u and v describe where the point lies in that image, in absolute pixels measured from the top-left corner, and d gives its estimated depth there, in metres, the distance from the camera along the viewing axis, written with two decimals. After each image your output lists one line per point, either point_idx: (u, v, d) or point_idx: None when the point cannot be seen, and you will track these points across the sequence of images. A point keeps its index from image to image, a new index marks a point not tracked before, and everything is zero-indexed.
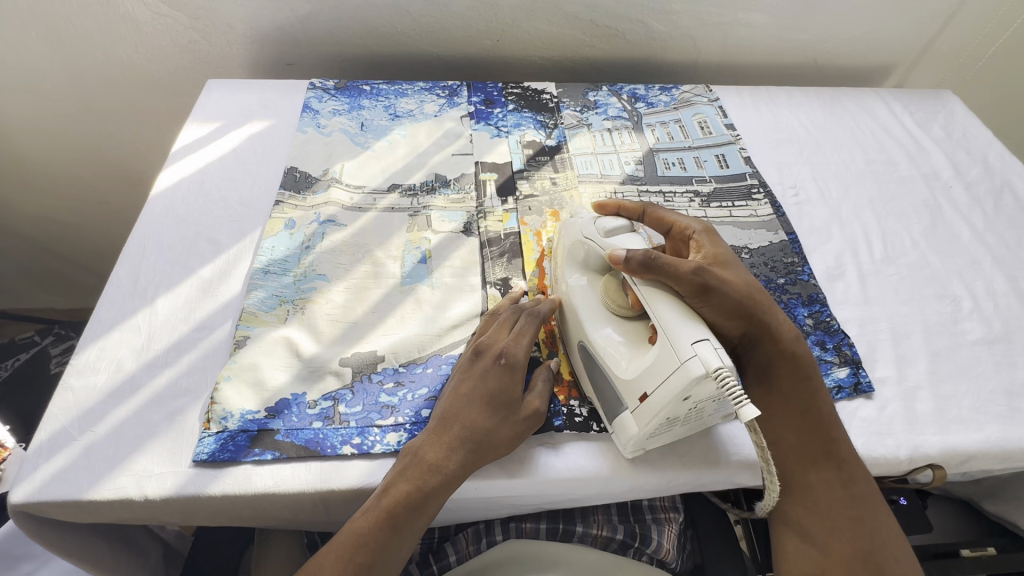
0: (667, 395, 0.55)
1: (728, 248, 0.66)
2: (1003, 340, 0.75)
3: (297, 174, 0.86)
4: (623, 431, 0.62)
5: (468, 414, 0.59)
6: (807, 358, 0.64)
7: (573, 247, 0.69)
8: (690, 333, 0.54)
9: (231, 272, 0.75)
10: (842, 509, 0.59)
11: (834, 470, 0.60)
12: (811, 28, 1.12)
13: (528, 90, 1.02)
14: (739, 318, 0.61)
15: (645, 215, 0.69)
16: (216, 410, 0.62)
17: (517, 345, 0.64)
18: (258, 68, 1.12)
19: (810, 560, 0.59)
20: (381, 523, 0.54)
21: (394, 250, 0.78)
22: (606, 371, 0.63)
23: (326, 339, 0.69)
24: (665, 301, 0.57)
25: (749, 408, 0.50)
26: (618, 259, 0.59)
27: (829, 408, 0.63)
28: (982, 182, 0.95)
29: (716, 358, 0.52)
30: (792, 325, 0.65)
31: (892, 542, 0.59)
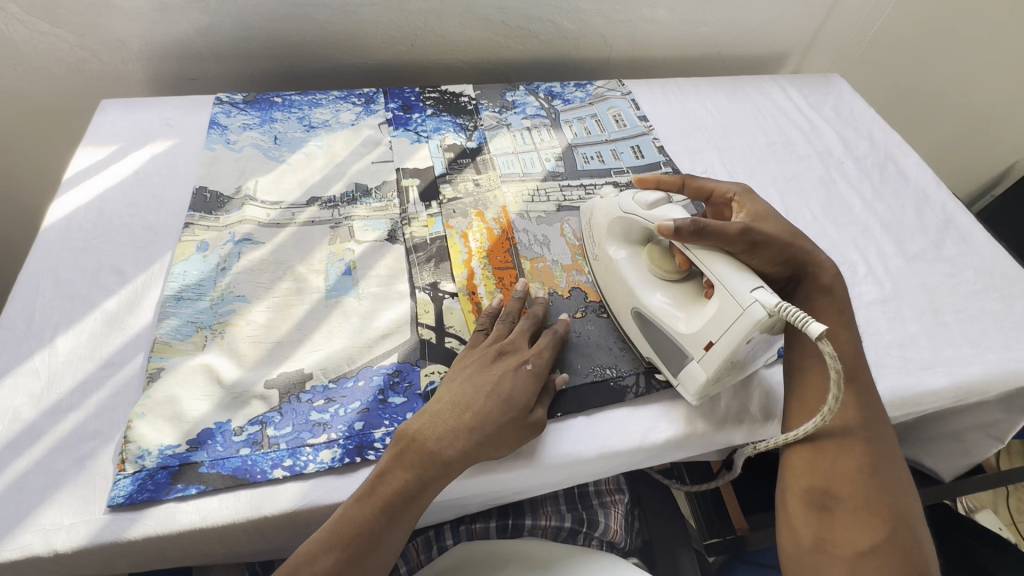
0: (732, 340, 0.59)
1: (766, 203, 0.70)
2: (894, 298, 0.82)
3: (207, 194, 0.82)
4: (690, 381, 0.64)
5: (479, 407, 0.60)
6: (838, 291, 0.67)
7: (614, 223, 0.71)
8: (746, 283, 0.59)
9: (140, 302, 0.70)
10: (858, 428, 0.60)
11: (854, 393, 0.62)
12: (711, 21, 1.19)
13: (446, 93, 1.03)
14: (784, 264, 0.66)
15: (684, 185, 0.72)
16: (131, 450, 0.58)
17: (540, 356, 0.65)
18: (159, 85, 1.06)
19: (822, 473, 0.58)
20: (378, 512, 0.55)
21: (316, 264, 0.76)
22: (664, 330, 0.65)
23: (249, 362, 0.66)
24: (719, 260, 0.61)
25: (814, 325, 0.54)
26: (667, 231, 0.62)
27: (855, 339, 0.65)
28: (869, 156, 1.04)
29: (772, 296, 0.57)
30: (829, 265, 0.68)
31: (895, 467, 0.60)
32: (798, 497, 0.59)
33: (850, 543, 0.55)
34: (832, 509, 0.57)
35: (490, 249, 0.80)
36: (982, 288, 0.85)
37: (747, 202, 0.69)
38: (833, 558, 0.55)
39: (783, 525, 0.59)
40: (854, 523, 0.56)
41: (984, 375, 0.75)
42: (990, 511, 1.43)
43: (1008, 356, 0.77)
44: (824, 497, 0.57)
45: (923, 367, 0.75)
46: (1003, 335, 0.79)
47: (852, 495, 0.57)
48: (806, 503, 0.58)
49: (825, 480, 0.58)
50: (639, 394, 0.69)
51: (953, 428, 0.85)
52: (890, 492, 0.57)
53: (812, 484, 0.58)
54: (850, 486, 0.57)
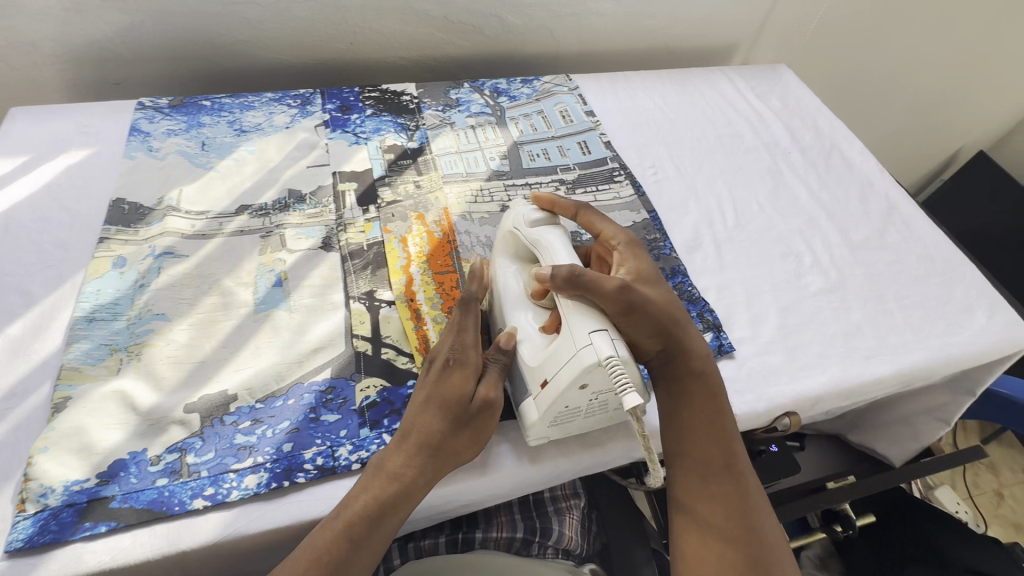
0: (564, 381, 0.56)
1: (651, 262, 0.65)
2: (839, 288, 0.82)
3: (125, 206, 0.77)
4: (525, 419, 0.61)
5: (422, 418, 0.57)
6: (711, 372, 0.64)
7: (505, 237, 0.69)
8: (588, 324, 0.56)
9: (48, 326, 0.65)
10: (739, 517, 0.58)
11: (730, 482, 0.60)
12: (659, 14, 1.18)
13: (387, 92, 0.99)
14: (659, 335, 0.62)
15: (576, 216, 0.68)
16: (32, 488, 0.54)
17: (461, 339, 0.60)
18: (79, 90, 1.00)
19: (709, 566, 0.57)
20: (342, 538, 0.52)
21: (244, 276, 0.72)
22: (516, 357, 0.63)
23: (168, 386, 0.62)
24: (583, 317, 0.56)
25: (632, 396, 0.51)
26: (544, 276, 0.58)
27: (730, 428, 0.63)
28: (815, 145, 1.04)
29: (608, 346, 0.54)
30: (703, 345, 0.65)
31: (782, 550, 0.58)
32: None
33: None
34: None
35: (430, 253, 0.77)
36: (924, 273, 0.86)
37: (630, 256, 0.65)
38: None
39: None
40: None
41: (927, 361, 0.75)
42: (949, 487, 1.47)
43: (950, 341, 0.77)
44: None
45: (868, 356, 0.75)
46: (944, 320, 0.80)
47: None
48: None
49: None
50: None
51: (902, 413, 0.86)
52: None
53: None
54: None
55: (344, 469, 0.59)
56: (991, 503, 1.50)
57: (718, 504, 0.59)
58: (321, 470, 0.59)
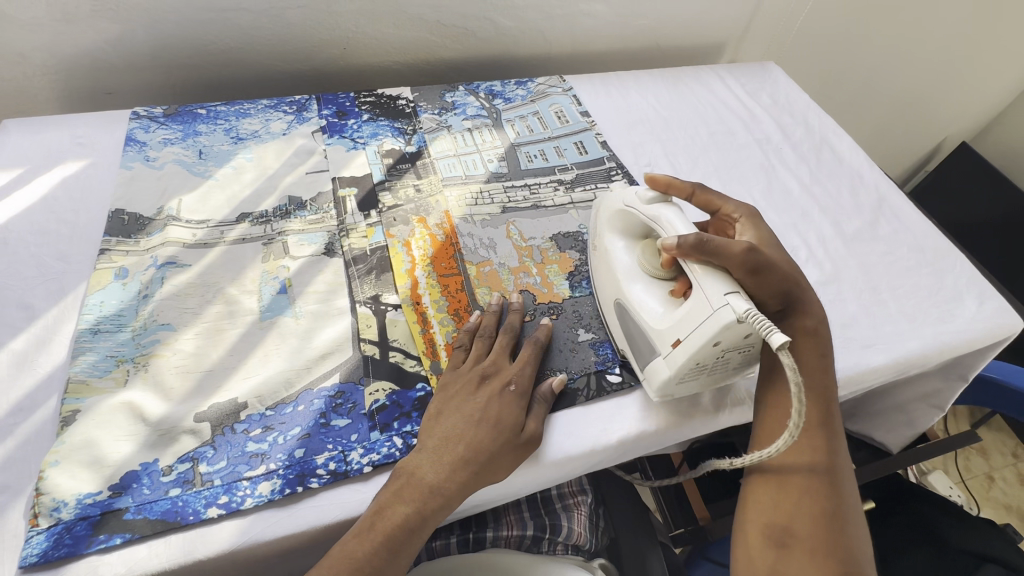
0: (699, 341, 0.57)
1: (771, 231, 0.67)
2: (835, 280, 0.84)
3: (124, 216, 0.76)
4: (654, 377, 0.64)
5: (474, 434, 0.58)
6: (823, 334, 0.64)
7: (617, 215, 0.71)
8: (721, 286, 0.56)
9: (51, 340, 0.65)
10: (822, 471, 0.58)
11: (821, 439, 0.60)
12: (648, 14, 1.19)
13: (382, 97, 0.99)
14: (780, 295, 0.63)
15: (693, 194, 0.69)
16: (44, 502, 0.53)
17: (522, 373, 0.65)
18: (71, 101, 0.99)
19: (783, 510, 0.57)
20: (380, 546, 0.53)
21: (248, 284, 0.72)
22: (640, 322, 0.64)
23: (177, 396, 0.62)
24: (715, 279, 0.57)
25: (777, 334, 0.51)
26: (669, 246, 0.59)
27: (829, 383, 0.63)
28: (805, 140, 1.06)
29: (746, 303, 0.55)
30: (819, 305, 0.65)
31: (856, 513, 0.57)
32: (756, 533, 0.57)
33: None
34: (789, 546, 0.55)
35: (433, 256, 0.78)
36: (915, 264, 0.88)
37: (751, 226, 0.67)
38: None
39: (739, 557, 0.57)
40: (809, 563, 0.53)
41: (921, 349, 0.77)
42: (942, 471, 1.50)
43: (943, 329, 0.79)
44: (784, 535, 0.55)
45: (865, 345, 0.77)
46: (936, 309, 0.82)
47: (811, 533, 0.55)
48: (764, 539, 0.56)
49: (785, 518, 0.56)
50: (591, 396, 0.68)
51: (898, 400, 0.88)
52: (851, 539, 0.55)
53: (772, 521, 0.56)
54: (809, 526, 0.55)
55: (358, 472, 0.59)
56: (982, 485, 1.53)
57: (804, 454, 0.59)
58: (333, 475, 0.59)
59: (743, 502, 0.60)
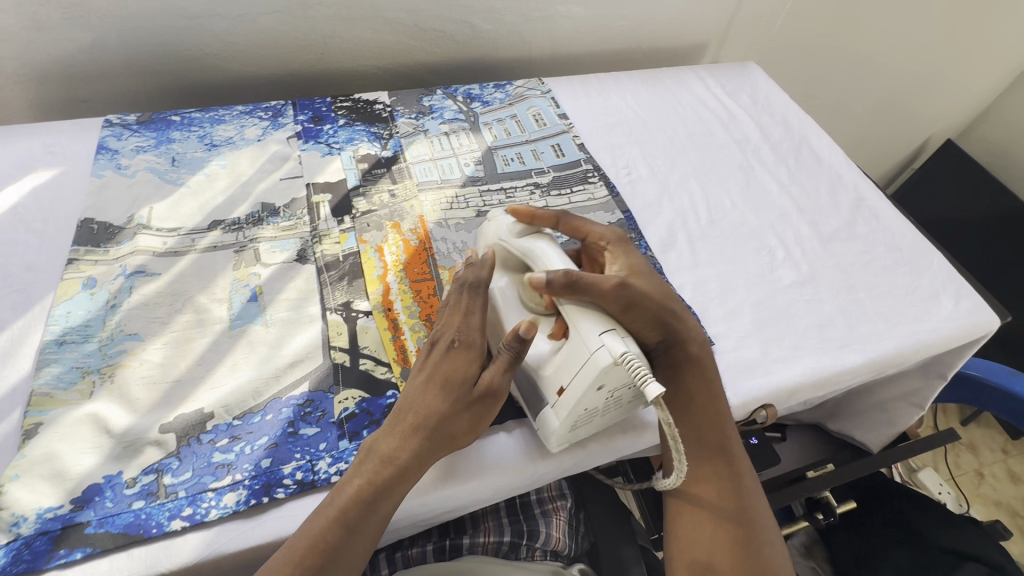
0: (582, 387, 0.56)
1: (641, 256, 0.66)
2: (811, 280, 0.84)
3: (94, 225, 0.76)
4: (545, 427, 0.62)
5: (423, 400, 0.57)
6: (707, 358, 0.65)
7: (490, 250, 0.68)
8: (597, 326, 0.55)
9: (16, 352, 0.64)
10: (730, 499, 0.61)
11: (724, 464, 0.63)
12: (628, 16, 1.19)
13: (359, 102, 0.99)
14: (659, 327, 0.62)
15: (559, 224, 0.67)
16: (3, 518, 0.53)
17: (471, 324, 0.60)
18: (46, 109, 0.98)
19: (701, 545, 0.60)
20: (334, 521, 0.53)
21: (218, 292, 0.72)
22: (528, 368, 0.63)
23: (143, 407, 0.61)
24: (590, 320, 0.56)
25: (654, 384, 0.51)
26: (539, 284, 0.57)
27: (723, 408, 0.64)
28: (784, 140, 1.06)
29: (622, 344, 0.54)
30: (699, 328, 0.65)
31: (769, 530, 0.61)
32: (682, 571, 0.60)
33: None
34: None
35: (406, 261, 0.77)
36: (892, 263, 0.88)
37: (621, 252, 0.65)
38: None
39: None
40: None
41: (896, 348, 0.77)
42: (931, 468, 1.51)
43: (919, 328, 0.79)
44: (705, 568, 0.59)
45: (840, 346, 0.76)
46: (913, 308, 0.82)
47: (729, 563, 0.58)
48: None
49: (704, 552, 0.59)
50: None
51: (878, 399, 0.88)
52: (766, 559, 0.59)
53: (693, 557, 0.60)
54: (726, 556, 0.59)
55: (324, 482, 0.59)
56: (972, 482, 1.53)
57: (711, 486, 0.62)
58: (300, 484, 0.58)
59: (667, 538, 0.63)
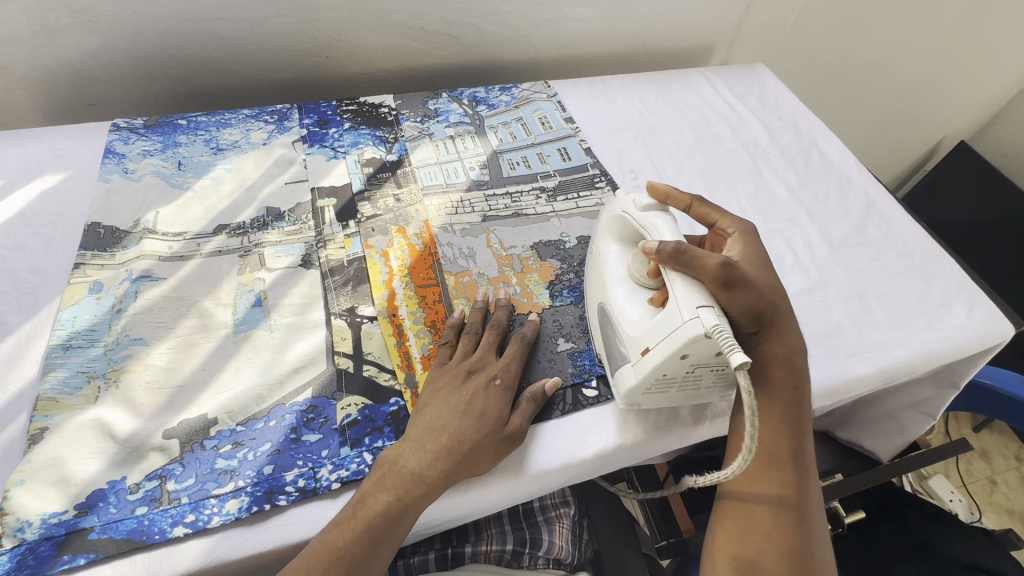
0: (668, 350, 0.57)
1: (763, 251, 0.66)
2: (821, 287, 0.83)
3: (100, 230, 0.76)
4: (621, 383, 0.64)
5: (458, 425, 0.59)
6: (797, 364, 0.63)
7: (613, 221, 0.72)
8: (695, 298, 0.57)
9: (21, 356, 0.65)
10: (791, 506, 0.58)
11: (794, 472, 0.59)
12: (635, 18, 1.18)
13: (365, 105, 0.99)
14: (751, 317, 0.61)
15: (691, 208, 0.70)
16: (8, 523, 0.53)
17: (508, 369, 0.65)
18: (55, 113, 0.99)
19: (750, 544, 0.56)
20: (362, 535, 0.54)
21: (223, 297, 0.72)
22: (617, 328, 0.64)
23: (147, 411, 0.61)
24: (687, 290, 0.57)
25: (740, 355, 0.52)
26: (650, 250, 0.60)
27: (802, 418, 0.62)
28: (793, 144, 1.05)
29: (716, 319, 0.55)
30: (796, 336, 0.64)
31: (824, 547, 0.57)
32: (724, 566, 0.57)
33: None
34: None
35: (411, 266, 0.77)
36: (904, 269, 0.86)
37: (741, 243, 0.66)
38: None
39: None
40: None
41: (907, 357, 0.75)
42: (943, 476, 1.48)
43: (931, 336, 0.78)
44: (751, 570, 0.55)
45: (850, 354, 0.75)
46: (925, 315, 0.81)
47: (778, 570, 0.55)
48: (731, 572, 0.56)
49: (752, 552, 0.56)
50: (566, 410, 0.67)
51: (888, 408, 0.86)
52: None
53: (739, 554, 0.56)
54: (776, 562, 0.55)
55: (326, 489, 0.59)
56: (984, 490, 1.51)
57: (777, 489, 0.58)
58: (302, 492, 0.58)
59: (712, 531, 0.60)
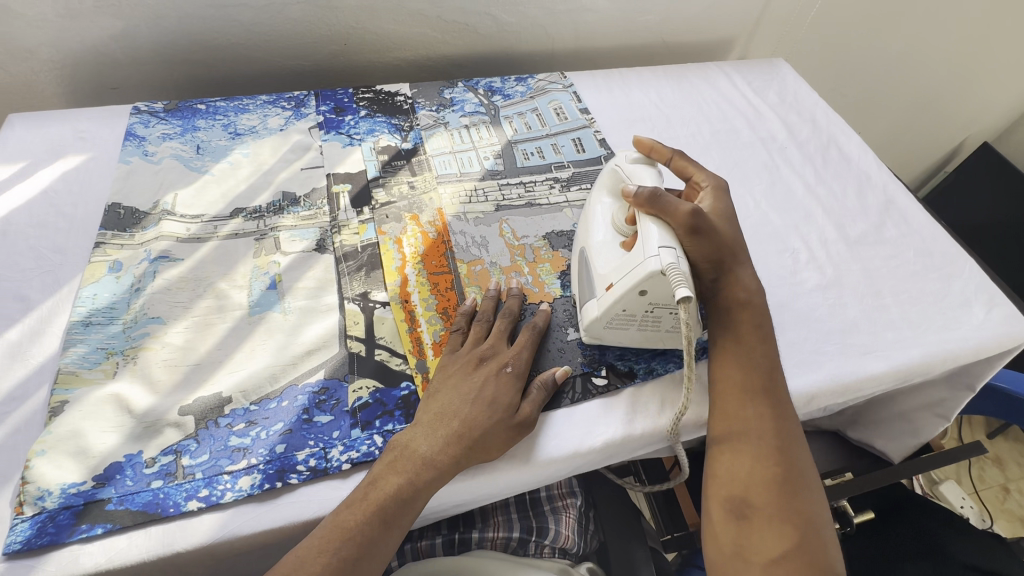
0: (627, 285, 0.60)
1: (732, 207, 0.69)
2: (836, 283, 0.82)
3: (121, 210, 0.78)
4: (586, 317, 0.67)
5: (469, 412, 0.60)
6: (757, 304, 0.66)
7: (606, 174, 0.73)
8: (659, 238, 0.60)
9: (44, 331, 0.66)
10: (771, 437, 0.60)
11: (769, 404, 0.61)
12: (654, 10, 1.17)
13: (381, 93, 0.99)
14: (712, 264, 0.65)
15: (671, 161, 0.72)
16: (29, 491, 0.55)
17: (519, 356, 0.65)
18: (79, 96, 1.01)
19: (737, 482, 0.58)
20: (373, 515, 0.54)
21: (239, 279, 0.73)
22: (590, 266, 0.67)
23: (164, 388, 0.63)
24: (651, 230, 0.60)
25: (683, 290, 0.56)
26: (627, 191, 0.62)
27: (772, 355, 0.64)
28: (812, 139, 1.04)
29: (673, 258, 0.58)
30: (752, 280, 0.67)
31: (810, 475, 0.59)
32: (718, 509, 0.59)
33: (765, 553, 0.55)
34: (750, 518, 0.57)
35: (424, 253, 0.77)
36: (922, 268, 0.85)
37: (714, 198, 0.70)
38: (751, 566, 0.55)
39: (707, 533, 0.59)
40: (768, 531, 0.56)
41: (922, 357, 0.74)
42: (953, 481, 1.47)
43: (947, 336, 0.77)
44: (742, 506, 0.58)
45: (863, 352, 0.74)
46: (942, 315, 0.79)
47: (768, 502, 0.57)
48: (725, 514, 0.58)
49: (741, 489, 0.58)
50: (574, 400, 0.67)
51: (901, 409, 0.85)
52: (805, 504, 0.57)
53: (729, 495, 0.58)
54: (765, 495, 0.57)
55: (336, 470, 0.59)
56: (996, 496, 1.48)
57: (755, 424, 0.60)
58: (313, 471, 0.59)
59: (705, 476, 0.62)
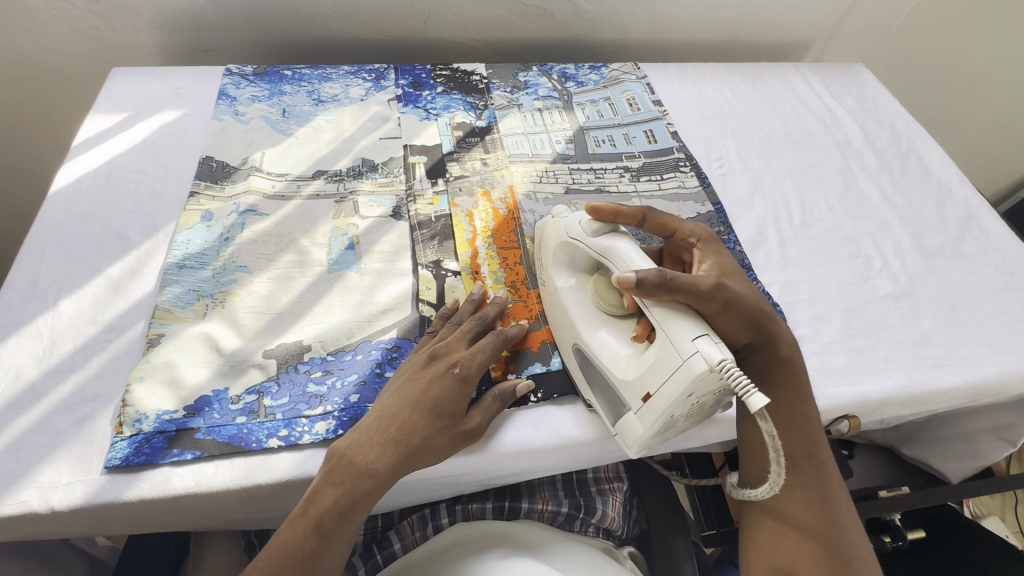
0: (672, 392, 0.54)
1: (731, 257, 0.65)
2: (909, 294, 0.80)
3: (213, 163, 0.82)
4: (629, 433, 0.60)
5: (406, 417, 0.57)
6: (796, 365, 0.63)
7: (559, 247, 0.67)
8: (689, 330, 0.53)
9: (143, 269, 0.71)
10: (817, 507, 0.59)
11: (813, 471, 0.60)
12: (733, 6, 1.15)
13: (457, 71, 1.01)
14: (750, 329, 0.60)
15: (645, 220, 0.65)
16: (128, 413, 0.59)
17: (472, 359, 0.60)
18: (173, 55, 1.06)
19: (784, 553, 0.58)
20: (311, 532, 0.53)
21: (319, 238, 0.76)
22: (606, 371, 0.61)
23: (249, 332, 0.66)
24: (682, 323, 0.54)
25: (758, 396, 0.48)
26: (629, 283, 0.54)
27: (815, 415, 0.63)
28: (890, 147, 1.01)
29: (717, 351, 0.51)
30: (789, 333, 0.64)
31: (860, 544, 0.58)
32: None
33: None
34: None
35: (495, 228, 0.79)
36: (1002, 287, 0.82)
37: (710, 252, 0.65)
38: None
39: None
40: None
41: (999, 375, 0.72)
42: (998, 517, 1.41)
43: None
44: None
45: (936, 365, 0.72)
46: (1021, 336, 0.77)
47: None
48: None
49: (786, 560, 0.57)
50: None
51: (964, 429, 0.83)
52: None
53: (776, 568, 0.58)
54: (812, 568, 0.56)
55: None
56: None
57: (795, 492, 0.59)
58: None
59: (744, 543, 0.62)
